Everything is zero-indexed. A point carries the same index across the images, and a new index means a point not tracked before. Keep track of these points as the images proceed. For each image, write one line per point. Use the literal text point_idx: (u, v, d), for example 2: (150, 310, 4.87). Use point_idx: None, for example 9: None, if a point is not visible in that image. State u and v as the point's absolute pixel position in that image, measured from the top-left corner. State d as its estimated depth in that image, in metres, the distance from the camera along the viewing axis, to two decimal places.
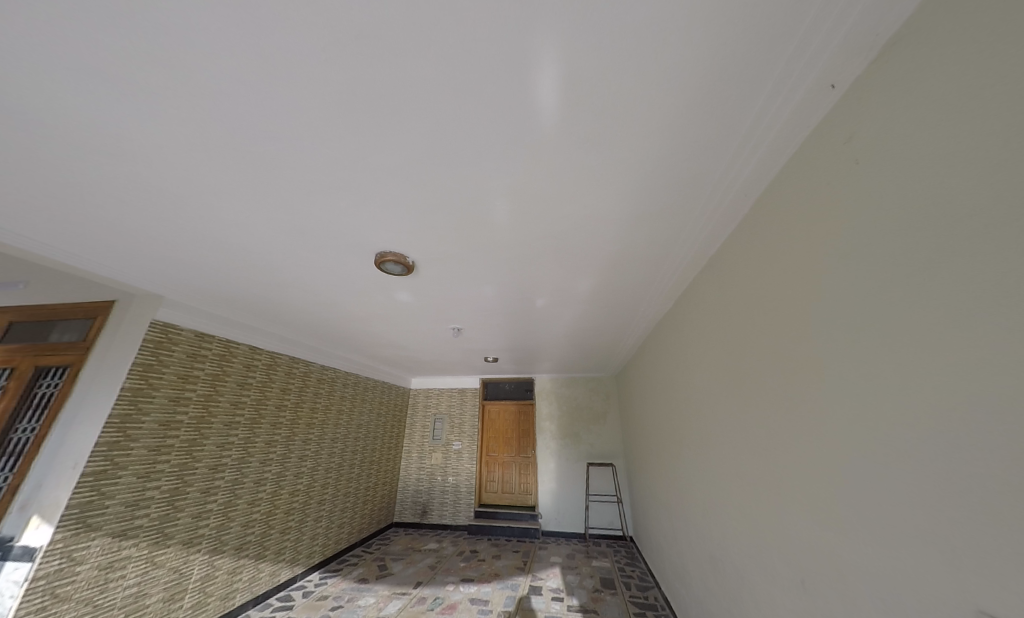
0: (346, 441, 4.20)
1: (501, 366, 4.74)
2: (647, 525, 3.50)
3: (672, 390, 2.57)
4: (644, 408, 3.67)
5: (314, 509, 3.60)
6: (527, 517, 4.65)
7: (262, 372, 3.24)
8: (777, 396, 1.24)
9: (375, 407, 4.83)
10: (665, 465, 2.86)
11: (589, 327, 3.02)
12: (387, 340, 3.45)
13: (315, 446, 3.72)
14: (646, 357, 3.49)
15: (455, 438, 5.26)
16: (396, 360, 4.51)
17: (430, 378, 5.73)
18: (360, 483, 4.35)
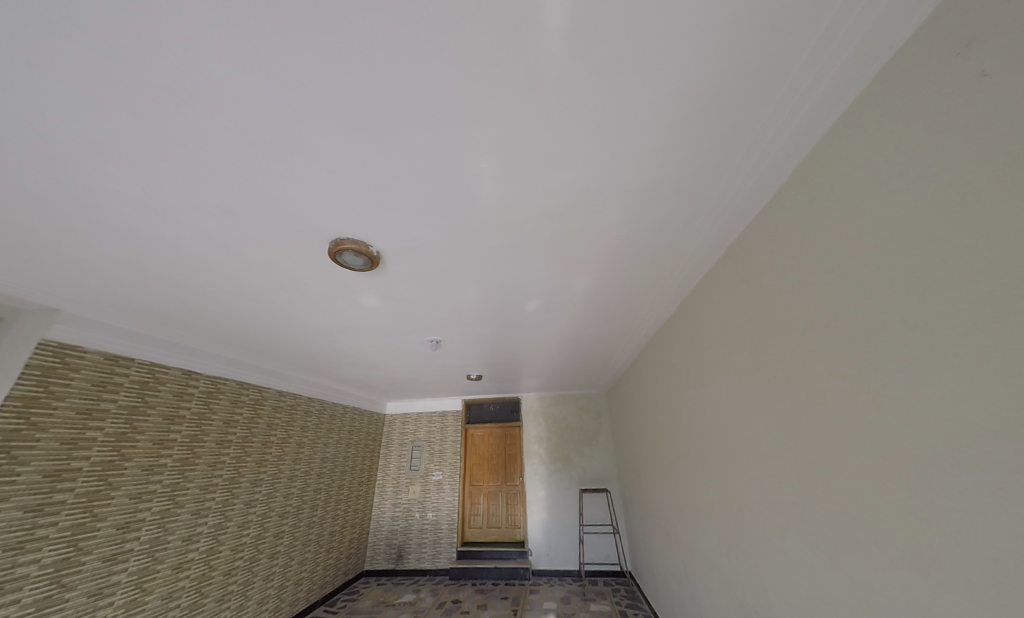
0: (306, 479, 3.66)
1: (485, 385, 4.42)
2: (650, 558, 3.18)
3: (677, 404, 2.33)
4: (641, 425, 3.42)
5: (262, 566, 3.03)
6: (517, 554, 4.19)
7: (198, 403, 2.76)
8: (819, 405, 1.02)
9: (342, 437, 4.31)
10: (671, 489, 2.58)
11: (581, 339, 2.79)
12: (357, 359, 3.08)
13: (264, 488, 3.19)
14: (640, 369, 3.27)
15: (435, 467, 4.79)
16: (368, 383, 4.08)
17: (407, 402, 5.28)
18: (323, 528, 3.78)
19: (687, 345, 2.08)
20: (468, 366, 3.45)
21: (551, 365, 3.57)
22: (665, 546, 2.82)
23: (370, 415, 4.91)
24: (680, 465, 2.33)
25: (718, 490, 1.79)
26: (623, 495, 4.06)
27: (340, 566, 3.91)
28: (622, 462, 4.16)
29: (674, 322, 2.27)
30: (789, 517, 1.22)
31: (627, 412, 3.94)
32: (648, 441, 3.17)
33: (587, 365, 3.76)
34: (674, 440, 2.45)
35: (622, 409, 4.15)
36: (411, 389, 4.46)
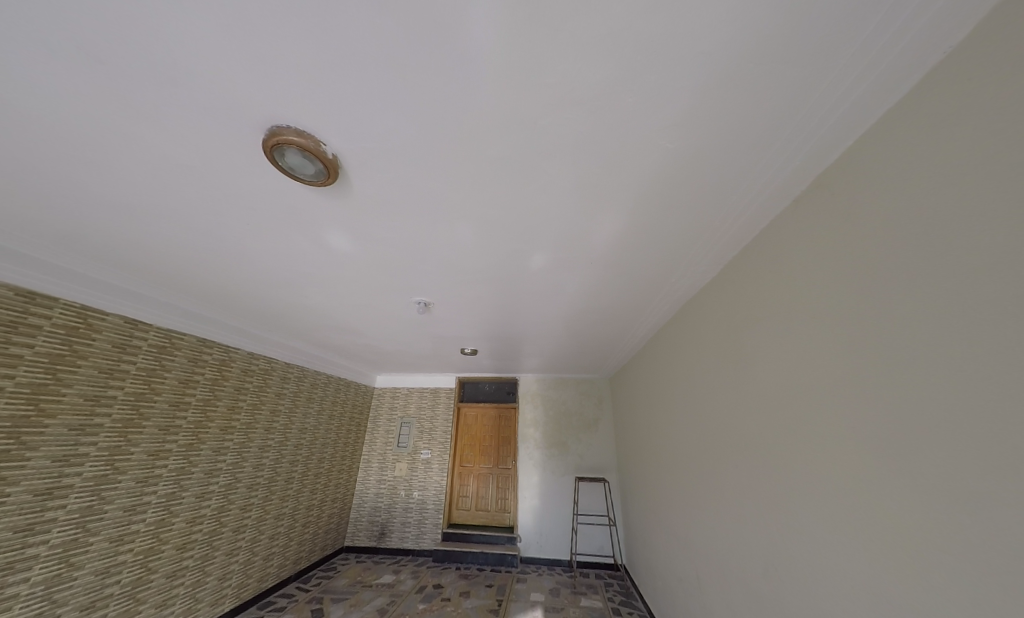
0: (280, 451, 3.40)
1: (480, 362, 4.14)
2: (648, 554, 2.94)
3: (703, 391, 1.97)
4: (649, 413, 3.09)
5: (225, 541, 2.80)
6: (505, 539, 4.01)
7: (149, 357, 2.40)
8: (1005, 391, 0.63)
9: (323, 408, 4.03)
10: (681, 486, 2.28)
11: (591, 314, 2.45)
12: (338, 324, 2.78)
13: (230, 457, 2.91)
14: (653, 353, 2.94)
15: (424, 445, 4.57)
16: (355, 353, 3.81)
17: (398, 376, 5.02)
18: (298, 502, 3.54)
19: (729, 318, 1.69)
20: (460, 339, 3.14)
21: (553, 343, 3.26)
22: (666, 544, 2.56)
23: (358, 387, 4.66)
24: (698, 462, 2.01)
25: (758, 497, 1.45)
26: (622, 487, 3.82)
27: (317, 542, 3.73)
28: (624, 451, 3.87)
29: (712, 292, 1.87)
30: (879, 545, 0.89)
31: (634, 399, 3.62)
32: (656, 430, 2.85)
33: (592, 347, 3.44)
34: (692, 432, 2.11)
35: (628, 396, 3.84)
36: (402, 362, 4.19)
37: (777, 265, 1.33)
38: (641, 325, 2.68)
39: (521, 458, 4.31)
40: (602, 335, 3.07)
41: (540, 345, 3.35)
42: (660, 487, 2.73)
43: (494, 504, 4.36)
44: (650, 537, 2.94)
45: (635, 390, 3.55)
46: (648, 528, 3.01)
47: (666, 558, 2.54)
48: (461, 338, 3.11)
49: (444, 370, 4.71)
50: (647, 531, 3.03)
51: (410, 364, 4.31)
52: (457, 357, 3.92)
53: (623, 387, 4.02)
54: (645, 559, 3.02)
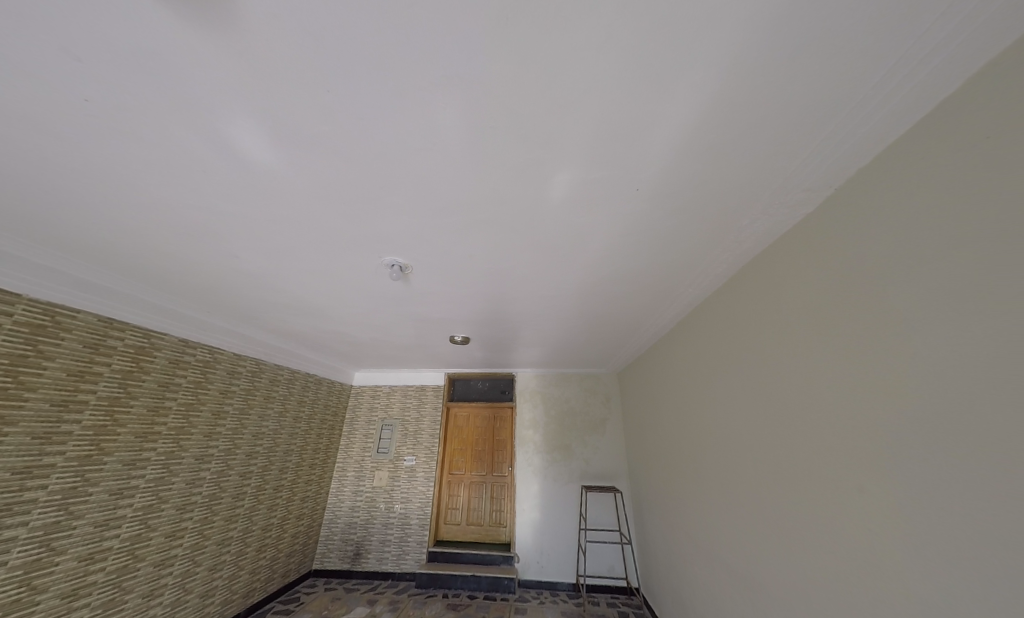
0: (224, 460, 2.74)
1: (472, 354, 3.64)
2: (682, 581, 2.43)
3: (783, 377, 1.44)
4: (676, 409, 2.57)
5: (142, 578, 2.15)
6: (501, 558, 3.51)
7: (14, 339, 1.68)
8: None
9: (284, 409, 3.37)
10: (740, 504, 1.75)
11: (615, 286, 1.97)
12: (296, 306, 2.25)
13: (151, 473, 2.24)
14: (682, 338, 2.43)
15: (408, 450, 4.04)
16: (328, 345, 3.28)
17: (377, 371, 4.45)
18: (250, 522, 2.90)
19: (841, 269, 1.15)
20: (446, 322, 2.61)
21: (557, 329, 2.78)
22: (713, 573, 2.04)
23: (333, 385, 4.11)
24: (777, 475, 1.48)
25: (913, 532, 0.92)
26: (641, 496, 3.31)
27: (276, 568, 3.11)
28: (644, 455, 3.35)
29: (805, 237, 1.33)
30: None
31: (654, 393, 3.10)
32: (690, 430, 2.33)
33: (606, 335, 2.95)
34: (763, 432, 1.58)
35: (645, 391, 3.34)
36: (382, 354, 3.66)
37: (977, 144, 0.79)
38: (672, 304, 2.20)
39: (518, 464, 3.89)
40: (616, 326, 2.68)
41: (542, 331, 2.86)
42: (699, 500, 2.21)
43: (487, 518, 3.89)
44: (687, 559, 2.40)
45: (656, 383, 3.03)
46: (679, 546, 2.51)
47: (714, 592, 2.02)
48: (447, 321, 2.59)
49: (431, 365, 4.20)
50: (679, 551, 2.52)
51: (390, 357, 3.78)
52: (446, 348, 3.41)
53: (639, 381, 3.52)
54: (678, 586, 2.51)
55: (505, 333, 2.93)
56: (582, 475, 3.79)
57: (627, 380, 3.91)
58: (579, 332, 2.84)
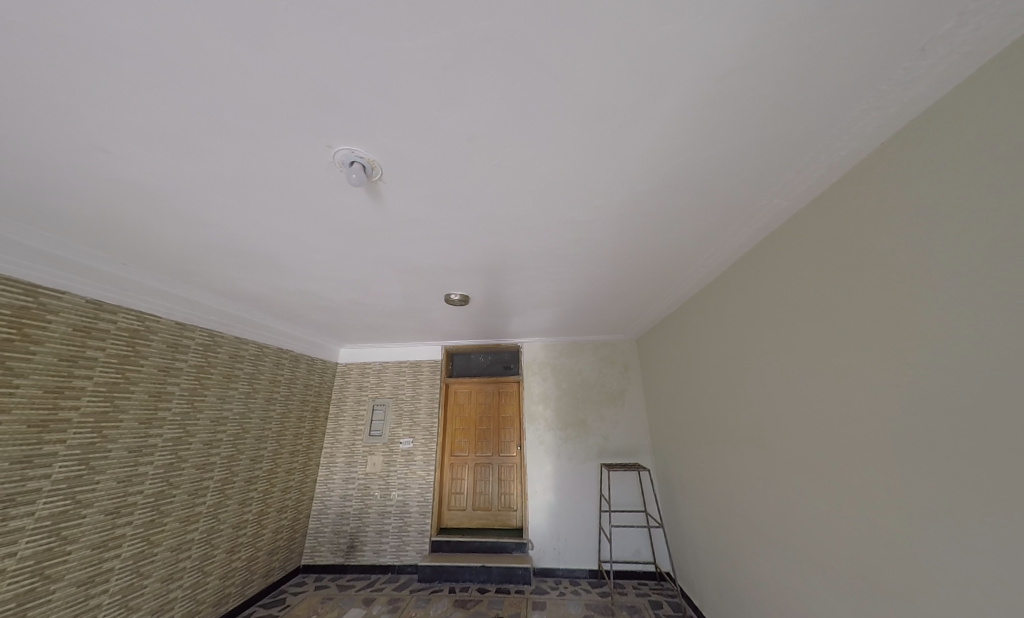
0: (173, 449, 2.16)
1: (471, 321, 3.16)
2: (741, 574, 2.00)
3: (970, 295, 0.86)
4: (732, 370, 2.05)
5: (58, 605, 1.60)
6: (513, 546, 3.16)
7: None
8: None
9: (252, 388, 2.80)
10: (846, 487, 1.25)
11: (670, 207, 1.45)
12: (242, 253, 1.71)
13: (62, 471, 1.64)
14: (747, 279, 1.89)
15: (405, 432, 3.62)
16: (302, 314, 2.78)
17: (365, 347, 3.96)
18: (214, 521, 2.38)
19: None
20: (440, 273, 2.09)
21: (577, 279, 2.28)
22: (792, 571, 1.57)
23: (316, 362, 3.62)
24: (938, 453, 0.95)
25: None
26: (673, 474, 2.88)
27: (254, 569, 2.68)
28: (678, 427, 2.87)
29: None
30: None
31: (694, 355, 2.58)
32: (756, 394, 1.82)
33: (639, 284, 2.43)
34: (898, 389, 1.04)
35: (682, 354, 2.82)
36: (368, 325, 3.17)
37: None
38: (741, 229, 1.67)
39: (527, 444, 3.54)
40: (651, 273, 2.20)
41: (557, 283, 2.36)
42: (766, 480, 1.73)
43: (495, 501, 3.56)
44: (748, 548, 1.95)
45: (699, 342, 2.49)
46: (733, 531, 2.10)
47: (793, 596, 1.56)
48: (441, 271, 2.07)
49: (426, 337, 3.72)
50: (735, 539, 2.08)
51: (378, 328, 3.28)
52: (441, 314, 2.91)
53: (671, 344, 3.01)
54: (732, 580, 2.08)
55: (512, 290, 2.42)
56: (600, 452, 3.43)
57: (653, 345, 3.41)
58: (605, 281, 2.32)
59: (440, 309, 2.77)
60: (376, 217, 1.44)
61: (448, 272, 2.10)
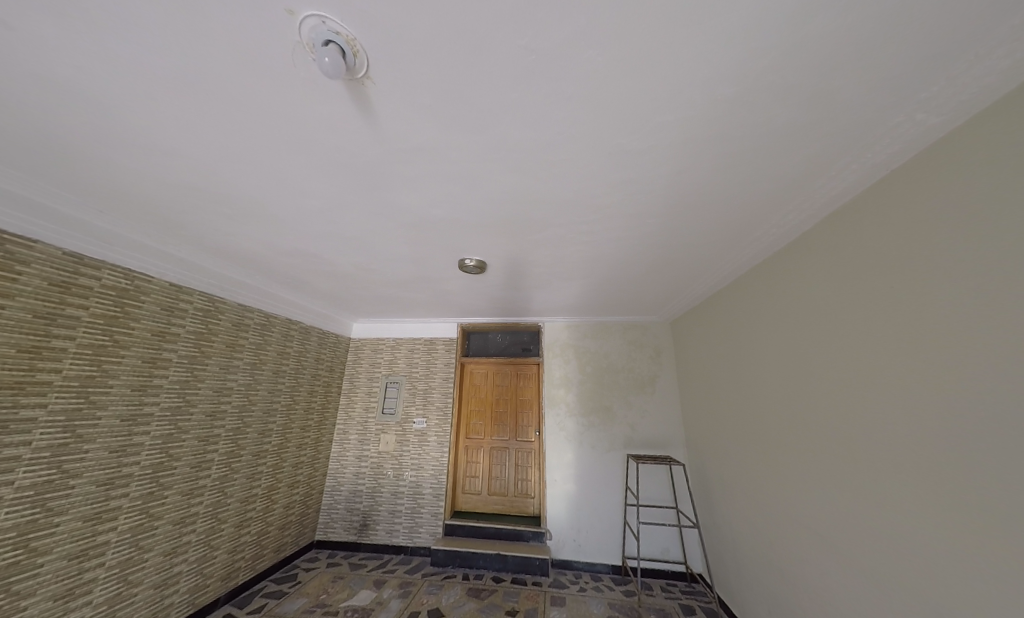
0: (172, 420, 2.06)
1: (489, 295, 2.88)
2: (797, 592, 1.71)
3: None
4: (804, 357, 1.68)
5: (48, 578, 1.54)
6: (530, 535, 2.98)
7: None
8: None
9: (258, 360, 2.67)
10: (1010, 517, 0.91)
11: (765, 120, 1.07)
12: (227, 193, 1.47)
13: (44, 440, 1.55)
14: (832, 241, 1.52)
15: (418, 411, 3.45)
16: (308, 282, 2.58)
17: (378, 322, 3.78)
18: (219, 494, 2.31)
19: None
20: (455, 230, 1.80)
21: (616, 239, 1.93)
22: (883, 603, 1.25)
23: (328, 336, 3.47)
24: None
25: None
26: (710, 470, 2.57)
27: (265, 544, 2.62)
28: (718, 420, 2.54)
29: None
30: None
31: (746, 338, 2.20)
32: (844, 386, 1.45)
33: (688, 252, 2.06)
34: None
35: (728, 337, 2.44)
36: (380, 297, 2.95)
37: None
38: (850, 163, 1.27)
39: (547, 429, 3.30)
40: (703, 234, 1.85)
41: (591, 246, 2.02)
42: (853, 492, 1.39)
43: (512, 486, 3.38)
44: (806, 565, 1.65)
45: (754, 324, 2.11)
46: (785, 539, 1.81)
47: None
48: (457, 227, 1.78)
49: (441, 312, 3.48)
50: (789, 551, 1.78)
51: (389, 301, 3.06)
52: (458, 285, 2.64)
53: (714, 327, 2.63)
54: (782, 596, 1.80)
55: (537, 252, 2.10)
56: (627, 441, 3.14)
57: (691, 328, 3.03)
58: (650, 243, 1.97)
59: (456, 279, 2.50)
60: (372, 131, 1.14)
61: (465, 229, 1.81)
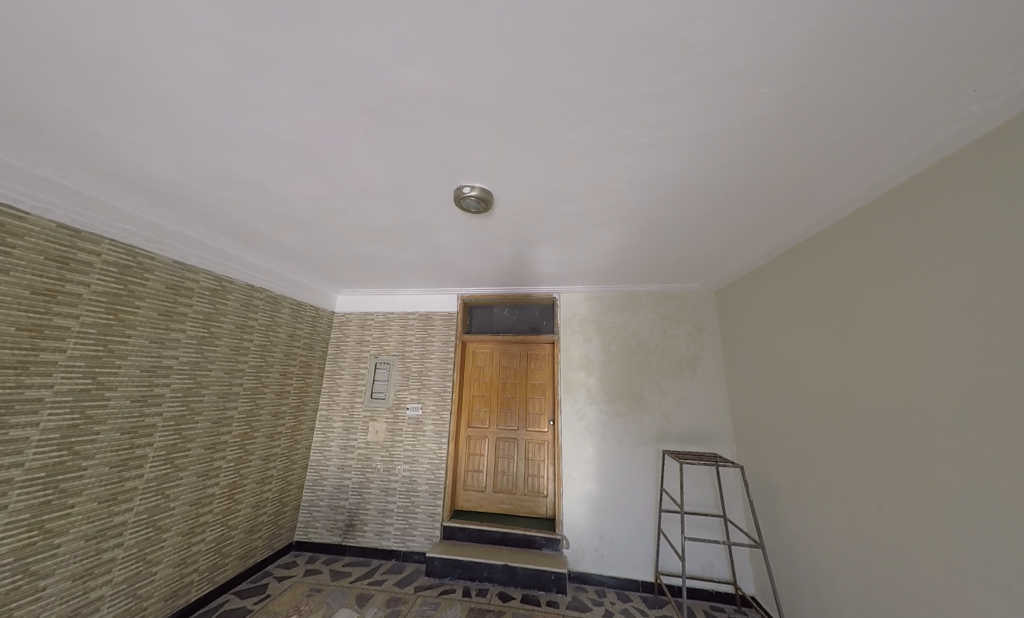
0: (77, 407, 1.70)
1: (493, 255, 2.31)
2: None
3: None
4: (992, 318, 1.12)
5: None
6: (542, 541, 2.53)
7: None
8: None
9: (209, 333, 2.31)
10: None
11: None
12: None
13: None
14: None
15: (412, 396, 2.98)
16: (266, 235, 2.04)
17: (366, 293, 3.28)
18: (159, 497, 2.00)
19: None
20: (443, 131, 1.19)
21: (684, 149, 1.29)
22: None
23: (304, 310, 3.08)
24: None
25: None
26: (779, 471, 2.06)
27: (228, 551, 2.36)
28: (792, 410, 2.02)
29: None
30: None
31: (852, 303, 1.64)
32: None
33: (783, 175, 1.44)
34: None
35: (813, 306, 1.89)
36: (361, 260, 2.42)
37: None
38: None
39: (563, 419, 2.80)
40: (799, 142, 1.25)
41: (640, 165, 1.40)
42: None
43: (521, 483, 2.91)
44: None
45: (874, 282, 1.55)
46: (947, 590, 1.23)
47: None
48: (446, 123, 1.16)
49: (438, 281, 2.95)
50: (939, 593, 1.25)
51: (374, 265, 2.53)
52: (454, 239, 2.08)
53: (788, 295, 2.08)
54: None
55: (565, 174, 1.46)
56: (661, 435, 2.62)
57: (746, 300, 2.49)
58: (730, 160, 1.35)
59: (451, 231, 1.94)
60: None
61: (461, 126, 1.17)
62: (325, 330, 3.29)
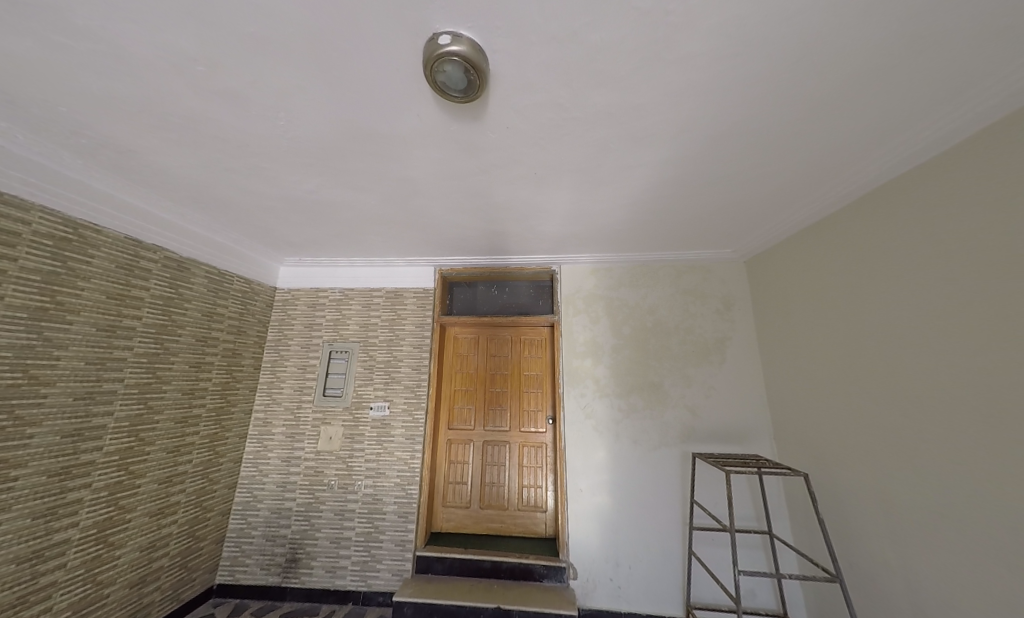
0: None
1: (479, 203, 1.71)
2: None
3: None
4: None
5: None
6: (543, 570, 2.01)
7: None
8: None
9: (123, 296, 1.61)
10: None
11: None
12: None
13: None
14: None
15: (377, 393, 2.38)
16: (131, 148, 1.29)
17: (317, 264, 2.59)
18: (13, 562, 1.25)
19: None
20: None
21: None
22: None
23: (229, 281, 2.20)
24: None
25: None
26: (841, 471, 1.63)
27: (155, 603, 1.71)
28: (852, 394, 1.59)
29: None
30: None
31: (948, 245, 1.23)
32: None
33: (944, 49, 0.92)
34: None
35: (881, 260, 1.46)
36: (298, 210, 1.76)
37: None
38: None
39: (567, 418, 2.27)
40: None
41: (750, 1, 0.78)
42: None
43: (514, 496, 2.38)
44: None
45: (989, 214, 1.12)
46: None
47: None
48: None
49: (409, 247, 2.34)
50: None
51: (318, 220, 1.88)
52: (426, 172, 1.45)
53: (843, 251, 1.65)
54: None
55: (624, 5, 0.78)
56: (686, 434, 2.14)
57: (783, 267, 2.05)
58: None
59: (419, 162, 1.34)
60: None
61: None
62: (263, 309, 2.48)
